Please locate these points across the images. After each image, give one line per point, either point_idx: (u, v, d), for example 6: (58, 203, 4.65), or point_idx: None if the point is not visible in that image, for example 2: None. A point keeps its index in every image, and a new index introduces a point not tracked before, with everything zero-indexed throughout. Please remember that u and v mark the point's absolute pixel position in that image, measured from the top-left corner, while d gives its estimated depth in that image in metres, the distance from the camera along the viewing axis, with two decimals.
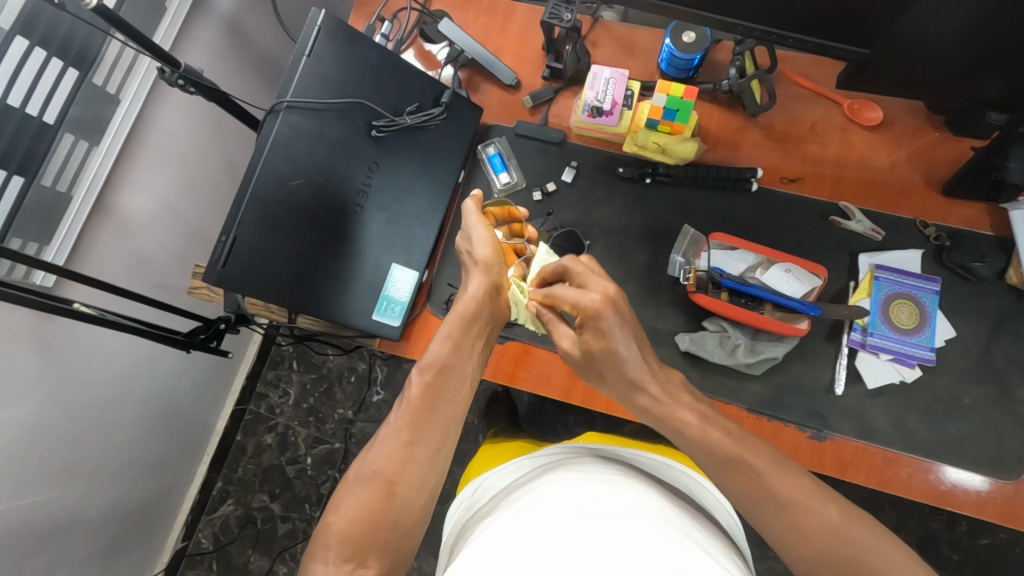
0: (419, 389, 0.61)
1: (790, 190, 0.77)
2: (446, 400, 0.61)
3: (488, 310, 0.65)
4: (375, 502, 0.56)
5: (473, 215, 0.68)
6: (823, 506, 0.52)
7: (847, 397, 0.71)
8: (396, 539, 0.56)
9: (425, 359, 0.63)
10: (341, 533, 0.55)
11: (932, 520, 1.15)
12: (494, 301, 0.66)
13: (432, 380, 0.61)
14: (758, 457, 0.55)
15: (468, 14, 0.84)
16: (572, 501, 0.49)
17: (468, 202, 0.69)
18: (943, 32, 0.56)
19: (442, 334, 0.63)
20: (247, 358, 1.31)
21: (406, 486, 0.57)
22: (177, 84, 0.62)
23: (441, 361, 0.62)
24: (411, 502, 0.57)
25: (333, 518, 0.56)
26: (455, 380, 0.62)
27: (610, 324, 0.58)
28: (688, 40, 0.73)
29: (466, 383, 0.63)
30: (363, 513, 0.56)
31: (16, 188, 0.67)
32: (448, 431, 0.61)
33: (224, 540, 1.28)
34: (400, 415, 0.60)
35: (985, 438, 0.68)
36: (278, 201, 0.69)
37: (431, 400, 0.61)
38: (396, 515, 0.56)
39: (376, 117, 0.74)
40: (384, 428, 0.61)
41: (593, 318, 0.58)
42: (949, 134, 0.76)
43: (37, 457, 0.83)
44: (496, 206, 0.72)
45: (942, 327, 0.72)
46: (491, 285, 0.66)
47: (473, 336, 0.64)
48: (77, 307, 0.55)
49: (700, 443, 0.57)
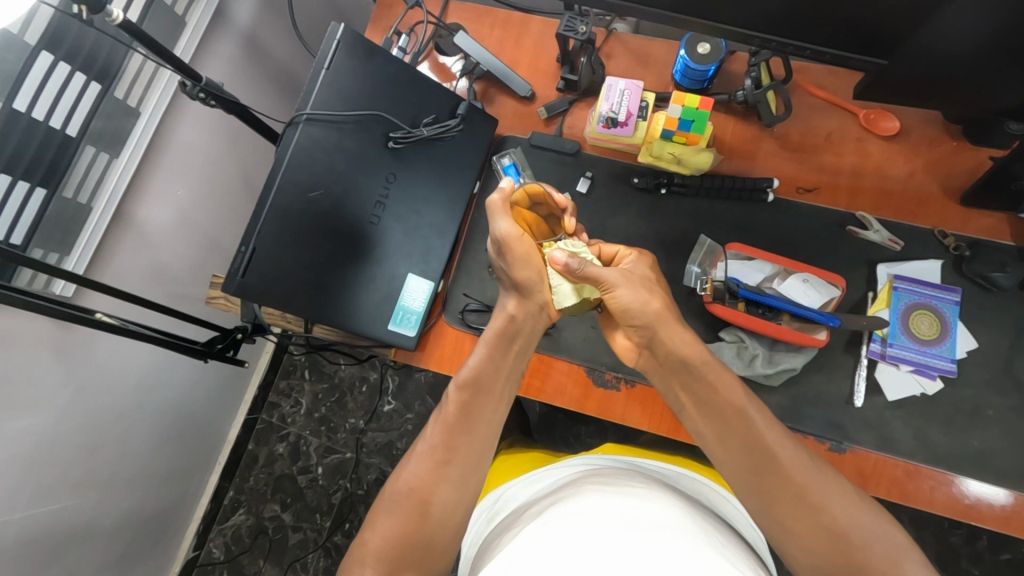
0: (455, 406, 0.66)
1: (806, 200, 0.77)
2: (480, 418, 0.66)
3: (528, 326, 0.69)
4: (410, 522, 0.59)
5: (502, 218, 0.67)
6: (841, 496, 0.56)
7: (867, 409, 0.70)
8: (433, 555, 0.59)
9: (462, 376, 0.67)
10: (378, 551, 0.58)
11: (952, 534, 1.13)
12: (533, 317, 0.69)
13: (468, 398, 0.66)
14: (765, 424, 0.60)
15: (483, 26, 0.85)
16: (600, 513, 0.49)
17: (495, 198, 0.68)
18: (960, 45, 0.56)
19: (482, 351, 0.68)
20: (260, 367, 1.31)
21: (438, 505, 0.61)
22: (199, 97, 0.63)
23: (477, 379, 0.67)
24: (446, 521, 0.60)
25: (368, 536, 0.59)
26: (488, 397, 0.66)
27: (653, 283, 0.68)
28: (703, 52, 0.74)
29: (501, 400, 0.67)
30: (399, 533, 0.59)
31: (39, 199, 0.68)
32: (483, 450, 0.65)
33: (236, 550, 1.28)
34: (436, 432, 0.65)
35: (1008, 449, 0.67)
36: (297, 213, 0.70)
37: (466, 418, 0.65)
38: (430, 534, 0.59)
39: (394, 129, 0.75)
40: (420, 447, 0.65)
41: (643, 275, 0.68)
42: (967, 143, 0.76)
43: (54, 464, 0.84)
44: (534, 187, 0.71)
45: (963, 338, 0.71)
46: (528, 304, 0.69)
47: (512, 352, 0.68)
48: (100, 317, 0.56)
49: (741, 423, 0.61)
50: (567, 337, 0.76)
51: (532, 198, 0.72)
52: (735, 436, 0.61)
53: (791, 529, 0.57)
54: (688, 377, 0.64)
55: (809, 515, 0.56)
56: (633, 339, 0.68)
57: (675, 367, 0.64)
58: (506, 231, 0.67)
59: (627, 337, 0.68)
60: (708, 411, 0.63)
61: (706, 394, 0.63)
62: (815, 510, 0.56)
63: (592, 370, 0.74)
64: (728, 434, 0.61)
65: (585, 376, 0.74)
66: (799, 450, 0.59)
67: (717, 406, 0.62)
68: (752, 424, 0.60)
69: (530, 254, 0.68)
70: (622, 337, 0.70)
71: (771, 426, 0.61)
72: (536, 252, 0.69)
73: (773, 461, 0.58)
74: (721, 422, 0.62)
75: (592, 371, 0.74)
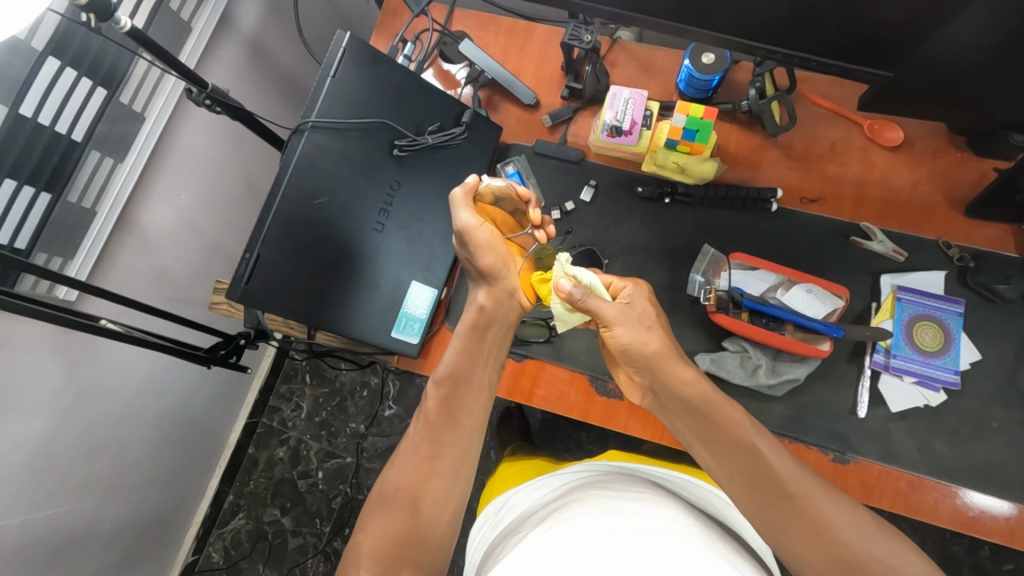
0: (435, 402, 0.66)
1: (810, 210, 0.77)
2: (463, 411, 0.66)
3: (500, 313, 0.69)
4: (402, 520, 0.59)
5: (464, 210, 0.68)
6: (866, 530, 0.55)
7: (871, 419, 0.70)
8: (428, 555, 0.59)
9: (440, 372, 0.68)
10: (372, 552, 0.58)
11: (954, 544, 1.12)
12: (506, 305, 0.70)
13: (447, 393, 0.66)
14: (774, 455, 0.59)
15: (488, 34, 0.85)
16: (607, 519, 0.49)
17: (457, 195, 0.69)
18: (966, 60, 0.56)
19: (456, 345, 0.68)
20: (261, 371, 1.31)
21: (430, 501, 0.61)
22: (205, 104, 0.63)
23: (454, 372, 0.67)
24: (438, 517, 0.61)
25: (362, 538, 0.60)
26: (468, 389, 0.67)
27: (657, 324, 0.66)
28: (707, 62, 0.74)
29: (482, 392, 0.67)
30: (393, 531, 0.59)
31: (44, 204, 0.68)
32: (468, 442, 0.65)
33: (235, 554, 1.27)
34: (420, 430, 0.65)
35: (1012, 462, 0.67)
36: (301, 219, 0.70)
37: (447, 412, 0.65)
38: (423, 532, 0.60)
39: (399, 136, 0.75)
40: (405, 445, 0.65)
41: (644, 315, 0.66)
42: (971, 154, 0.76)
43: (55, 468, 0.83)
44: (496, 184, 0.72)
45: (967, 350, 0.71)
46: (496, 292, 0.70)
47: (488, 341, 0.69)
48: (103, 324, 0.56)
49: (755, 459, 0.59)
50: (570, 345, 0.76)
51: (497, 195, 0.73)
52: (744, 470, 0.60)
53: (804, 554, 0.56)
54: (693, 416, 0.63)
55: (823, 542, 0.55)
56: (633, 377, 0.67)
57: (676, 406, 0.63)
58: (469, 222, 0.67)
59: (628, 375, 0.68)
60: (717, 451, 0.61)
61: (715, 435, 0.61)
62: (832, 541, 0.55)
63: (595, 378, 0.74)
64: (738, 471, 0.60)
65: (587, 384, 0.74)
66: (810, 480, 0.58)
67: (725, 446, 0.61)
68: (766, 459, 0.59)
69: (494, 243, 0.69)
70: (622, 372, 0.69)
71: (783, 458, 0.60)
72: (501, 241, 0.70)
73: (789, 493, 0.57)
74: (729, 459, 0.61)
75: (595, 380, 0.74)
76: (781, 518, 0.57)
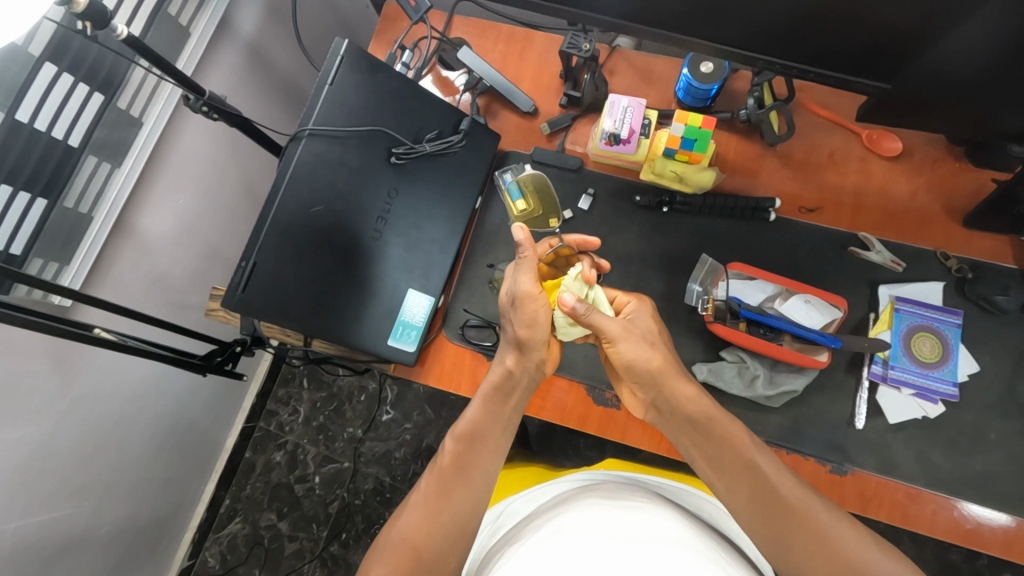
0: (449, 456, 0.67)
1: (808, 220, 0.77)
2: (477, 468, 0.66)
3: (525, 379, 0.68)
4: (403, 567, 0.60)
5: (525, 274, 0.65)
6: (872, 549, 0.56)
7: (869, 430, 0.69)
8: None
9: (458, 428, 0.68)
10: None
11: (952, 552, 1.12)
12: (534, 372, 0.68)
13: (463, 449, 0.67)
14: (772, 470, 0.60)
15: (487, 42, 0.85)
16: (603, 526, 0.49)
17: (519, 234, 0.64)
18: (965, 72, 0.56)
19: (479, 401, 0.68)
20: (258, 376, 1.31)
21: (431, 552, 0.61)
22: (202, 111, 0.63)
23: (474, 431, 0.67)
24: (439, 564, 0.61)
25: None
26: (485, 449, 0.67)
27: (659, 342, 0.65)
28: (706, 71, 0.74)
29: (497, 451, 0.67)
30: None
31: (40, 209, 0.68)
32: (478, 498, 0.64)
33: (231, 559, 1.27)
34: (430, 482, 0.66)
35: (1010, 474, 0.67)
36: (298, 227, 0.70)
37: (461, 466, 0.66)
38: None
39: (397, 144, 0.75)
40: (414, 495, 0.66)
41: (648, 330, 0.65)
42: (969, 164, 0.76)
43: (50, 472, 0.83)
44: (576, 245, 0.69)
45: (966, 361, 0.71)
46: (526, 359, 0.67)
47: (508, 403, 0.68)
48: (98, 333, 0.55)
49: (757, 477, 0.60)
50: (567, 354, 0.75)
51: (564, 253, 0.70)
52: (745, 485, 0.60)
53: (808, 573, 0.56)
54: (695, 431, 0.63)
55: (824, 556, 0.56)
56: (637, 394, 0.67)
57: (681, 422, 0.63)
58: (527, 288, 0.64)
59: (632, 390, 0.67)
60: (718, 465, 0.62)
61: (716, 448, 0.62)
62: (813, 532, 0.57)
63: (592, 388, 0.74)
64: (739, 485, 0.60)
65: (585, 394, 0.74)
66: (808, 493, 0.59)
67: (727, 461, 0.61)
68: (766, 478, 0.59)
69: (543, 317, 0.65)
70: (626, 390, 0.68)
71: (782, 473, 0.60)
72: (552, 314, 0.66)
73: (790, 503, 0.58)
74: (731, 475, 0.61)
75: (592, 389, 0.74)
76: (779, 529, 0.58)
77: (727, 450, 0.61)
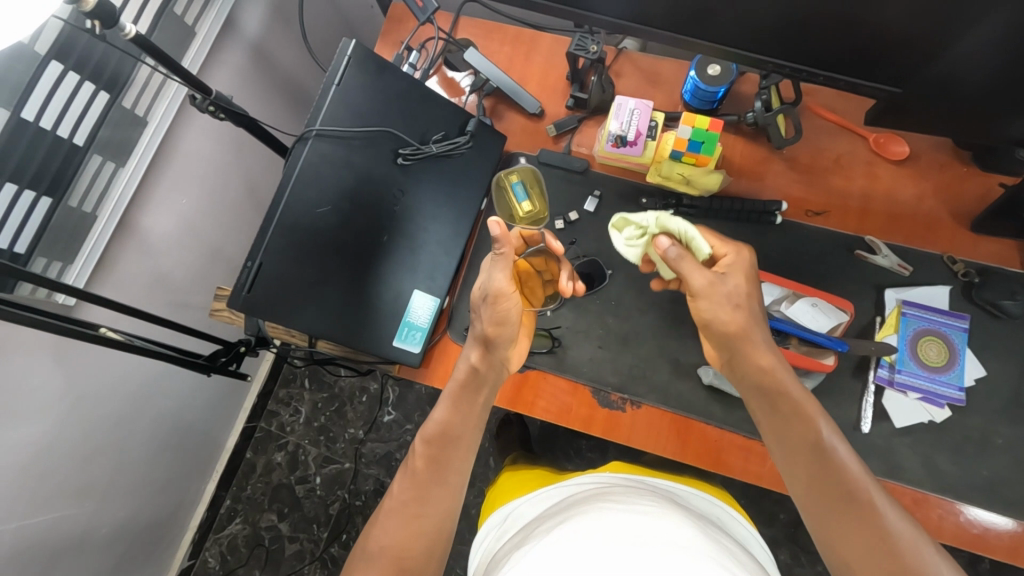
0: (422, 460, 0.65)
1: (815, 223, 0.77)
2: (451, 469, 0.64)
3: (491, 377, 0.68)
4: None
5: (499, 271, 0.66)
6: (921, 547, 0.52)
7: (874, 435, 0.69)
8: None
9: (429, 430, 0.67)
10: None
11: (954, 556, 1.12)
12: (500, 370, 0.69)
13: (436, 449, 0.65)
14: (844, 456, 0.57)
15: (493, 43, 0.85)
16: (612, 531, 0.48)
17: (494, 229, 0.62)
18: (974, 76, 0.56)
19: (446, 401, 0.67)
20: (260, 376, 1.30)
21: (415, 560, 0.59)
22: (209, 110, 0.63)
23: (444, 432, 0.66)
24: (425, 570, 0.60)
25: None
26: (457, 449, 0.65)
27: (747, 304, 0.62)
28: (714, 73, 0.74)
29: (469, 451, 0.66)
30: None
31: (44, 208, 0.67)
32: (454, 498, 0.64)
33: (231, 560, 1.27)
34: (404, 488, 0.64)
35: (1016, 480, 0.67)
36: (304, 228, 0.70)
37: (435, 468, 0.64)
38: None
39: (403, 145, 0.75)
40: (387, 501, 0.64)
41: (735, 290, 0.62)
42: (975, 169, 0.76)
43: (51, 472, 0.83)
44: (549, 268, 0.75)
45: (972, 366, 0.71)
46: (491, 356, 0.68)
47: (478, 400, 0.67)
48: (102, 332, 0.55)
49: (823, 461, 0.57)
50: (572, 357, 0.75)
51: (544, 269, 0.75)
52: (807, 465, 0.57)
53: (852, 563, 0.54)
54: (764, 399, 0.61)
55: (875, 548, 0.52)
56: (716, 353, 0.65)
57: (753, 387, 0.62)
58: (501, 285, 0.66)
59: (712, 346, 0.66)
60: (781, 440, 0.60)
61: (785, 425, 0.59)
62: (867, 525, 0.53)
63: (597, 390, 0.74)
64: (802, 468, 0.58)
65: (590, 396, 0.74)
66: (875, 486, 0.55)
67: (792, 441, 0.59)
68: (834, 463, 0.56)
69: (512, 315, 0.67)
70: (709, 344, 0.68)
71: (856, 463, 0.57)
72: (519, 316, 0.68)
73: (856, 494, 0.55)
74: (797, 455, 0.58)
75: (597, 392, 0.74)
76: (836, 516, 0.55)
77: (796, 427, 0.59)
